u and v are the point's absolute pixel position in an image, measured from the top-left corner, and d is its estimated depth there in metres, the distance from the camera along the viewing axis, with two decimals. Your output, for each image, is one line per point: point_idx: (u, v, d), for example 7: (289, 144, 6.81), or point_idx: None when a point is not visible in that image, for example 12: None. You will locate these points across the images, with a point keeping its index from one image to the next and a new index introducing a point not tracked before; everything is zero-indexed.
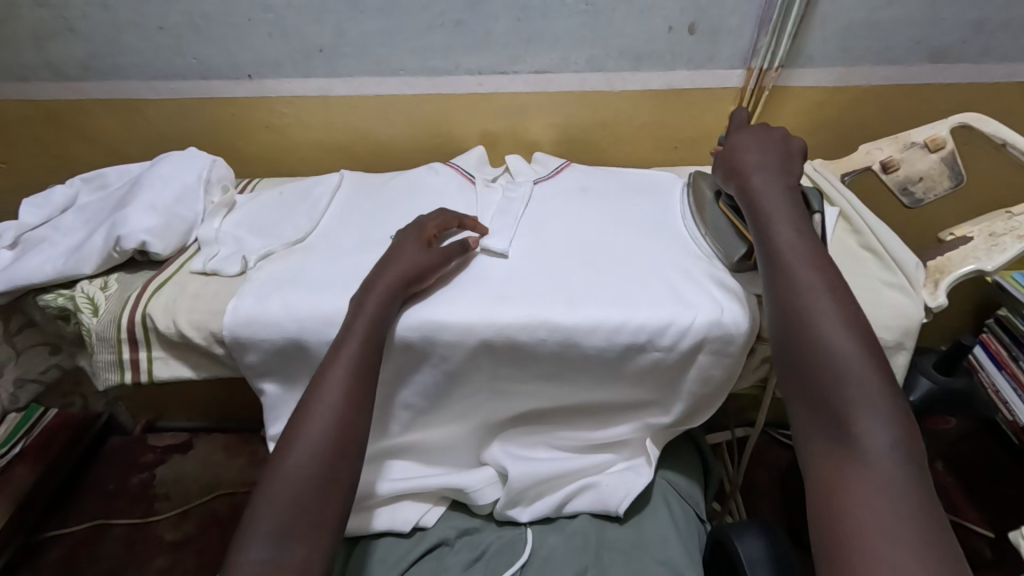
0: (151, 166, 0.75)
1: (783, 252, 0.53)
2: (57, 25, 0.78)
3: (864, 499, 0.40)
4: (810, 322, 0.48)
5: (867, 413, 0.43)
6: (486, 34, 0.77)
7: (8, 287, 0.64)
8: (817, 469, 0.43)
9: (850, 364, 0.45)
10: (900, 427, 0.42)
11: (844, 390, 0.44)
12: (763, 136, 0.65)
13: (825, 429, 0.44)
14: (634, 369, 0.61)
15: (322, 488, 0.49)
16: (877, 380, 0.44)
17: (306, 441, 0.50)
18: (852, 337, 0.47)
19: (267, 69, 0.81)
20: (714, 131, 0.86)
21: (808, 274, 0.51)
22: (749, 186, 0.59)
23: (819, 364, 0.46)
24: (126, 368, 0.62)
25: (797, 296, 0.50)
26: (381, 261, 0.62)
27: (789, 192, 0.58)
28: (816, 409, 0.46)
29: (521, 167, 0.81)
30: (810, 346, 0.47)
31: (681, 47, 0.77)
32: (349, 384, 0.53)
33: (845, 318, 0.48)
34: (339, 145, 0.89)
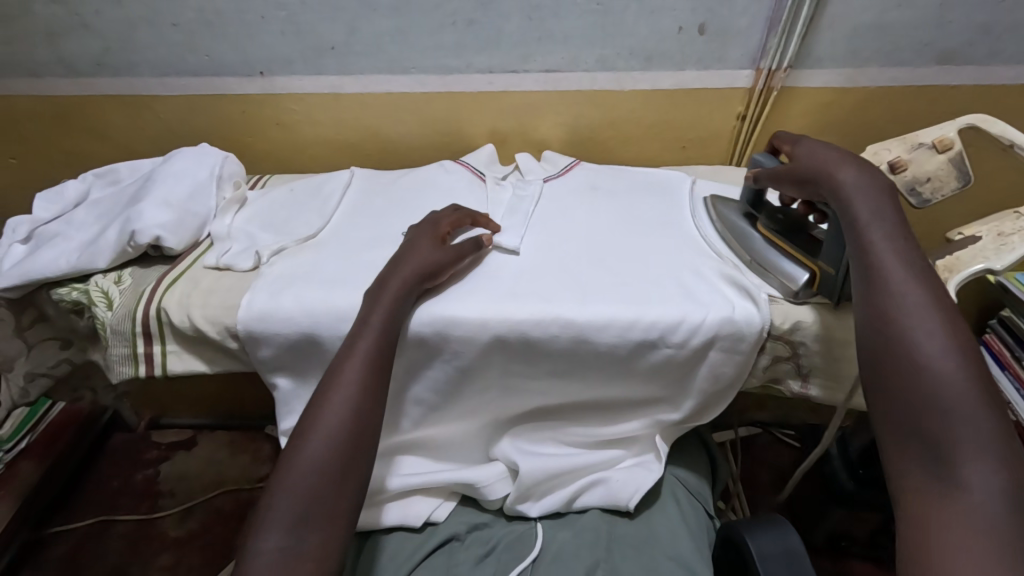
0: (163, 162, 0.75)
1: (881, 265, 0.50)
2: (70, 21, 0.79)
3: (966, 536, 0.39)
4: (912, 345, 0.46)
5: (974, 451, 0.41)
6: (497, 33, 0.78)
7: (22, 281, 0.64)
8: (911, 499, 0.43)
9: (956, 395, 0.43)
10: (1007, 465, 0.41)
11: (946, 422, 0.43)
12: (848, 138, 0.61)
13: (923, 461, 0.43)
14: (646, 365, 0.61)
15: (338, 479, 0.49)
16: (980, 411, 0.43)
17: (321, 433, 0.51)
18: (957, 363, 0.45)
19: (279, 66, 0.82)
20: (722, 131, 0.87)
21: (911, 291, 0.48)
22: (841, 187, 0.55)
23: (919, 391, 0.44)
24: (140, 362, 0.62)
25: (895, 312, 0.48)
26: (395, 256, 0.62)
27: (887, 195, 0.54)
28: (913, 438, 0.44)
29: (530, 166, 0.82)
30: (912, 372, 0.45)
31: (691, 47, 0.78)
32: (364, 377, 0.54)
33: (947, 338, 0.46)
34: (349, 143, 0.90)
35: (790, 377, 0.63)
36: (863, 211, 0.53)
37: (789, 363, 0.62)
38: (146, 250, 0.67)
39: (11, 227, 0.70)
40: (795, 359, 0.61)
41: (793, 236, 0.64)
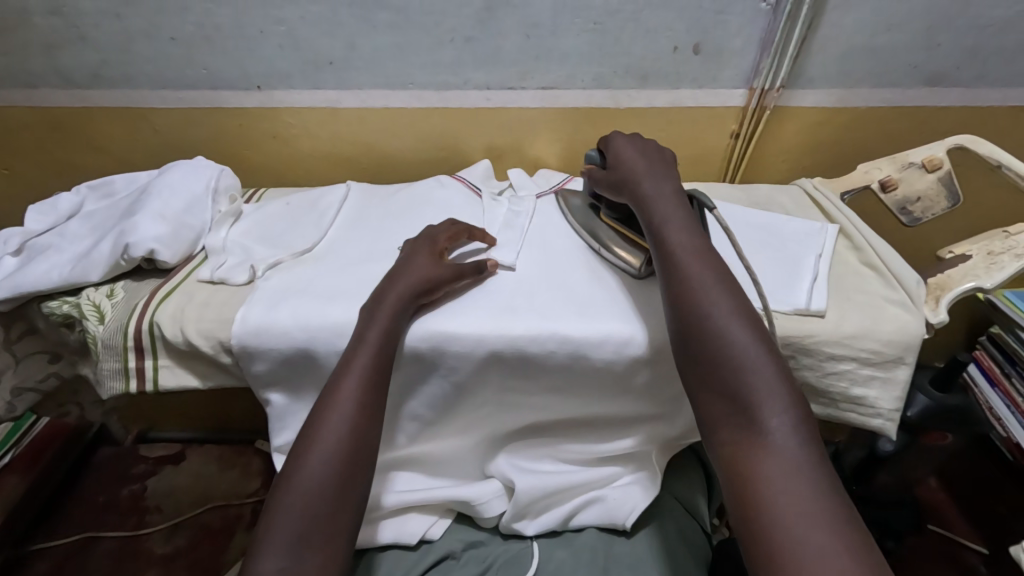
0: (159, 174, 0.75)
1: (678, 251, 0.55)
2: (68, 33, 0.78)
3: (770, 477, 0.41)
4: (705, 317, 0.50)
5: (767, 397, 0.45)
6: (496, 50, 0.78)
7: (13, 294, 0.63)
8: (727, 454, 0.45)
9: (748, 352, 0.47)
10: (791, 401, 0.45)
11: (740, 377, 0.46)
12: (646, 145, 0.68)
13: (731, 417, 0.46)
14: (642, 381, 0.61)
15: (337, 498, 0.49)
16: (766, 362, 0.46)
17: (321, 451, 0.50)
18: (744, 324, 0.49)
19: (278, 80, 0.82)
20: (714, 149, 0.88)
21: (698, 268, 0.53)
22: (638, 195, 0.61)
23: (714, 355, 0.48)
24: (131, 376, 0.62)
25: (691, 290, 0.52)
26: (391, 272, 0.62)
27: (675, 193, 0.61)
28: (716, 396, 0.47)
29: (525, 182, 0.82)
30: (708, 340, 0.49)
31: (686, 66, 0.79)
32: (360, 394, 0.53)
33: (733, 304, 0.50)
34: (345, 155, 0.90)
35: None
36: (660, 210, 0.59)
37: None
38: (139, 263, 0.66)
39: (3, 239, 0.70)
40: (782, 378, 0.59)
41: (633, 221, 0.68)
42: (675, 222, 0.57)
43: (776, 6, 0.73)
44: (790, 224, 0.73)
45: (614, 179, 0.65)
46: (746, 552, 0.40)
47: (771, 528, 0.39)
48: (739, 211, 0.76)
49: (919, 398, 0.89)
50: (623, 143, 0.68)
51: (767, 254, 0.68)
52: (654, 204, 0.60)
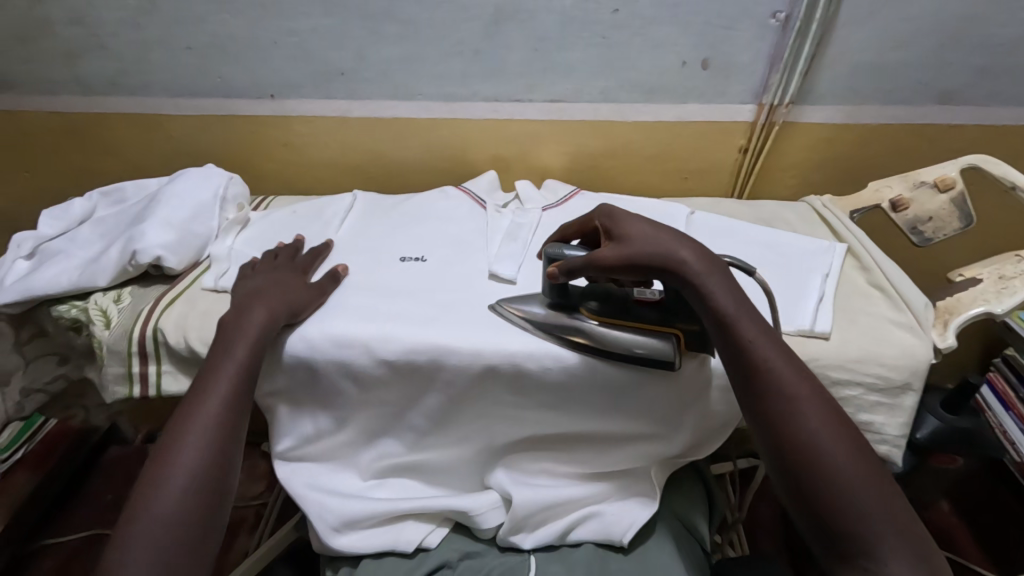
0: (168, 182, 0.76)
1: (769, 363, 0.48)
2: (88, 42, 0.80)
3: None
4: (809, 439, 0.45)
5: (889, 537, 0.41)
6: (503, 63, 0.79)
7: (23, 298, 0.65)
8: None
9: (872, 497, 0.43)
10: (920, 552, 0.41)
11: (869, 531, 0.42)
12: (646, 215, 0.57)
13: (849, 555, 0.42)
14: (640, 399, 0.61)
15: (192, 526, 0.48)
16: (873, 487, 0.43)
17: (181, 461, 0.50)
18: (857, 460, 0.44)
19: (288, 90, 0.83)
20: (723, 163, 0.87)
21: (787, 376, 0.48)
22: (694, 283, 0.51)
23: (838, 503, 0.43)
24: (134, 381, 0.62)
25: (785, 405, 0.47)
26: (257, 293, 0.62)
27: (725, 270, 0.53)
28: (828, 530, 0.43)
29: (530, 194, 0.82)
30: (826, 482, 0.44)
31: (694, 81, 0.79)
32: (220, 417, 0.53)
33: (829, 419, 0.46)
34: (353, 164, 0.90)
35: None
36: (727, 301, 0.50)
37: None
38: (147, 269, 0.67)
39: (17, 243, 0.72)
40: None
41: (628, 309, 0.60)
42: (752, 321, 0.50)
43: (785, 23, 0.72)
44: (796, 242, 0.72)
45: (642, 259, 0.52)
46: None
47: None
48: (744, 228, 0.75)
49: (928, 420, 0.86)
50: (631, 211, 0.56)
51: (775, 274, 0.68)
52: (713, 289, 0.51)
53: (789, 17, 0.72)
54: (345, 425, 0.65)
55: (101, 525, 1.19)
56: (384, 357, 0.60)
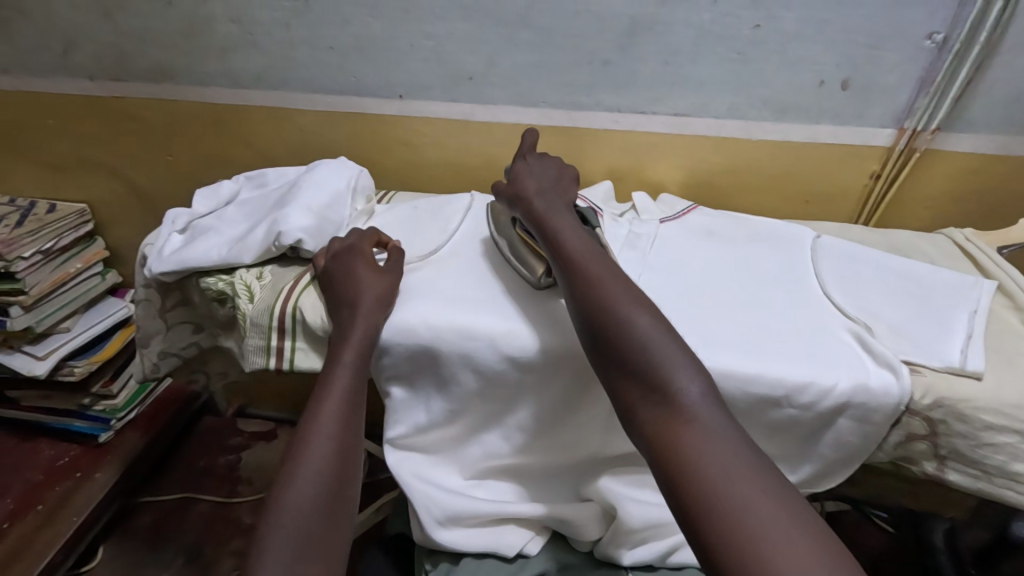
0: (307, 170, 0.82)
1: (578, 260, 0.60)
2: (241, 39, 0.86)
3: (696, 437, 0.47)
4: (611, 309, 0.55)
5: (677, 366, 0.51)
6: (633, 75, 0.79)
7: (178, 268, 0.71)
8: (649, 428, 0.49)
9: (660, 340, 0.53)
10: (705, 381, 0.51)
11: (659, 366, 0.51)
12: (539, 164, 0.74)
13: (644, 394, 0.51)
14: (766, 422, 0.59)
15: (325, 519, 0.53)
16: (664, 336, 0.53)
17: (313, 461, 0.55)
18: (649, 319, 0.55)
19: (418, 91, 0.86)
20: (849, 190, 0.84)
21: (593, 267, 0.60)
22: (537, 213, 0.67)
23: (633, 350, 0.52)
24: (272, 354, 0.66)
25: (592, 286, 0.57)
26: (342, 290, 0.65)
27: (562, 207, 0.68)
28: (632, 380, 0.52)
29: (646, 207, 0.82)
30: (625, 339, 0.53)
31: (831, 101, 0.77)
32: (342, 418, 0.58)
33: (627, 294, 0.57)
34: (468, 168, 0.93)
35: (926, 459, 0.57)
36: (555, 220, 0.65)
37: (925, 444, 0.56)
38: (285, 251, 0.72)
39: (172, 219, 0.79)
40: (934, 439, 0.56)
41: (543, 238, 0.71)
42: (573, 234, 0.64)
43: (942, 44, 0.70)
44: (939, 274, 0.68)
45: (513, 195, 0.71)
46: (697, 537, 0.43)
47: (722, 502, 0.42)
48: (877, 255, 0.72)
49: None
50: (523, 167, 0.74)
51: (913, 307, 0.64)
52: (545, 215, 0.66)
53: (947, 38, 0.70)
54: (455, 419, 0.66)
55: (196, 489, 1.27)
56: (508, 353, 0.61)
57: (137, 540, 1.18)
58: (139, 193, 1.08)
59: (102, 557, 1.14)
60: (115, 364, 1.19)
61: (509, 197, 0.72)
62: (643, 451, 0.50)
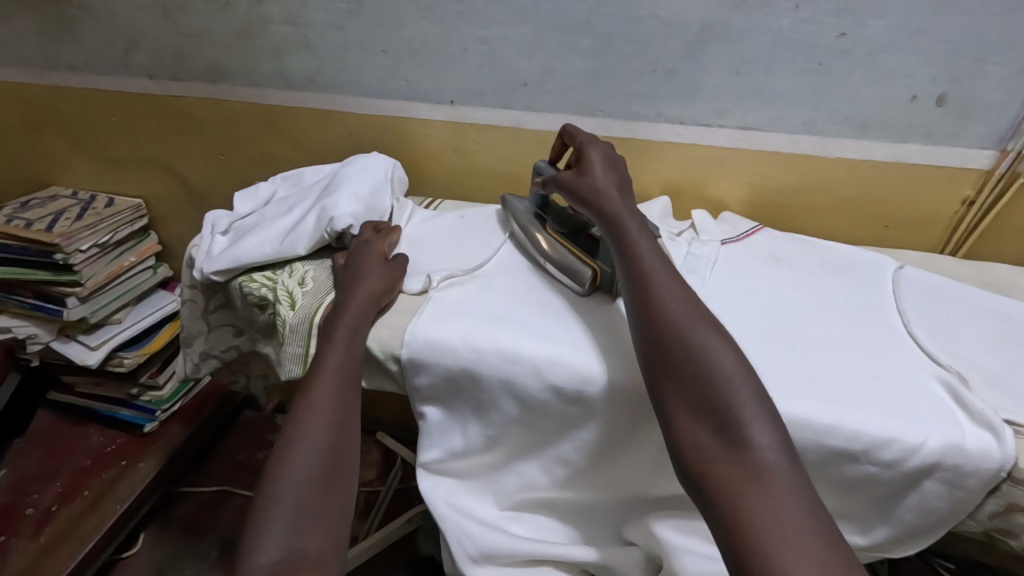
0: (345, 164, 0.81)
1: (651, 275, 0.55)
2: (296, 41, 0.86)
3: (769, 495, 0.41)
4: (686, 335, 0.50)
5: (752, 408, 0.45)
6: (700, 85, 0.73)
7: (231, 265, 0.70)
8: (712, 473, 0.44)
9: (734, 376, 0.47)
10: (781, 430, 0.45)
11: (736, 406, 0.45)
12: (610, 156, 0.67)
13: (710, 435, 0.45)
14: (838, 477, 0.53)
15: (325, 490, 0.50)
16: (741, 374, 0.47)
17: (312, 432, 0.52)
18: (727, 353, 0.49)
19: (470, 97, 0.83)
20: (936, 215, 0.76)
21: (667, 285, 0.54)
22: (610, 212, 0.60)
23: (706, 384, 0.47)
24: (309, 361, 0.63)
25: (663, 306, 0.52)
26: (345, 279, 0.65)
27: (638, 213, 0.62)
28: (697, 415, 0.46)
29: (707, 226, 0.76)
30: (695, 369, 0.48)
31: (922, 118, 0.70)
32: (339, 390, 0.56)
33: (703, 320, 0.51)
34: (518, 178, 0.89)
35: None
36: (633, 226, 0.58)
37: None
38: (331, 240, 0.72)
39: (214, 222, 0.79)
40: None
41: (577, 239, 0.69)
42: (648, 245, 0.58)
43: None
44: None
45: (579, 188, 0.63)
46: None
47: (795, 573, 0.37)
48: (969, 292, 0.64)
49: None
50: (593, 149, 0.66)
51: (1013, 355, 0.57)
52: (621, 219, 0.59)
53: None
54: (493, 446, 0.62)
55: (232, 484, 1.29)
56: (553, 382, 0.57)
57: (175, 530, 1.20)
58: (193, 191, 1.10)
59: (140, 546, 1.16)
60: (162, 356, 1.22)
61: (571, 192, 0.64)
62: (699, 495, 0.44)
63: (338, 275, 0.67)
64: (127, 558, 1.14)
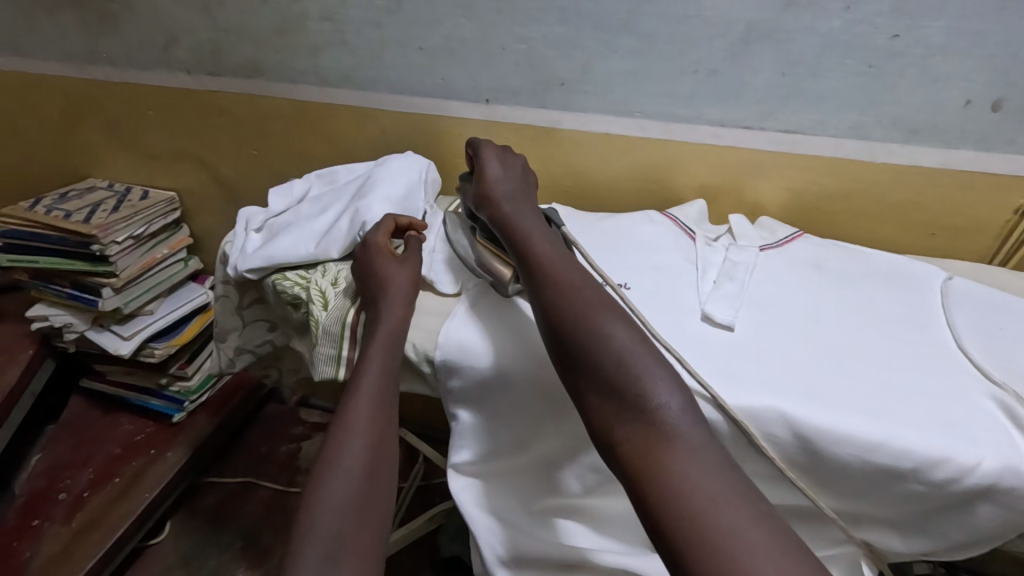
0: (379, 164, 0.81)
1: (549, 264, 0.55)
2: (333, 38, 0.86)
3: (681, 462, 0.41)
4: (586, 315, 0.50)
5: (657, 377, 0.46)
6: (743, 86, 0.72)
7: (264, 264, 0.71)
8: (625, 449, 0.44)
9: (633, 349, 0.48)
10: (685, 395, 0.46)
11: (637, 377, 0.46)
12: (506, 160, 0.69)
13: (619, 411, 0.45)
14: (884, 495, 0.51)
15: (359, 518, 0.49)
16: (640, 346, 0.48)
17: (348, 457, 0.52)
18: (624, 327, 0.49)
19: (506, 95, 0.83)
20: (986, 224, 0.74)
21: (564, 269, 0.54)
22: (505, 214, 0.61)
23: (608, 363, 0.47)
24: (342, 364, 0.64)
25: (562, 291, 0.52)
26: (372, 292, 0.63)
27: (535, 211, 0.63)
28: (607, 394, 0.46)
29: (744, 232, 0.74)
30: (598, 348, 0.48)
31: (976, 124, 0.67)
32: (374, 413, 0.55)
33: (601, 298, 0.52)
34: (552, 179, 0.87)
35: None
36: (527, 226, 0.59)
37: None
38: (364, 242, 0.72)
39: (249, 219, 0.79)
40: None
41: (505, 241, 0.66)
42: (542, 237, 0.59)
43: None
44: None
45: (477, 195, 0.65)
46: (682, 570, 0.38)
47: (717, 533, 0.37)
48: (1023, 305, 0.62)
49: None
50: (491, 156, 0.68)
51: None
52: (516, 220, 0.60)
53: None
54: (526, 450, 0.62)
55: (256, 475, 1.30)
56: None
57: (201, 518, 1.22)
58: (226, 185, 1.11)
59: (167, 533, 1.19)
60: (191, 348, 1.23)
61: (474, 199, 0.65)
62: (619, 472, 0.45)
63: (357, 281, 0.66)
64: (155, 544, 1.17)
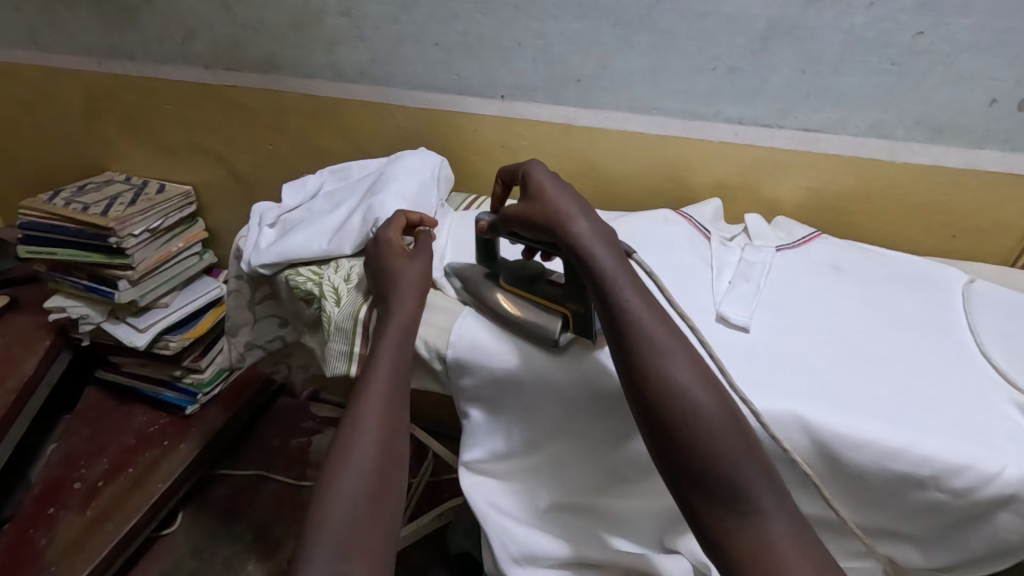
0: (393, 161, 0.81)
1: (637, 323, 0.50)
2: (350, 33, 0.86)
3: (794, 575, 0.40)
4: (686, 396, 0.46)
5: (759, 475, 0.44)
6: (761, 83, 0.71)
7: (277, 259, 0.71)
8: (731, 552, 0.43)
9: (735, 439, 0.45)
10: (785, 495, 0.44)
11: (742, 477, 0.44)
12: (562, 177, 0.61)
13: (722, 508, 0.44)
14: (902, 502, 0.50)
15: (370, 512, 0.49)
16: (740, 435, 0.45)
17: (360, 452, 0.52)
18: (723, 409, 0.46)
19: (521, 92, 0.82)
20: (1009, 226, 0.73)
21: (656, 332, 0.49)
22: (579, 239, 0.54)
23: (712, 456, 0.44)
24: (353, 360, 0.64)
25: (655, 365, 0.48)
26: (384, 290, 0.62)
27: (608, 234, 0.55)
28: (709, 489, 0.44)
29: (761, 232, 0.73)
30: (699, 437, 0.45)
31: (1001, 124, 0.66)
32: (386, 408, 0.55)
33: (698, 371, 0.47)
34: (566, 176, 0.87)
35: None
36: (608, 263, 0.52)
37: None
38: None
39: (263, 215, 0.80)
40: None
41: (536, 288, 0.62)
42: (626, 277, 0.52)
43: None
44: None
45: (538, 217, 0.57)
46: None
47: None
48: None
49: None
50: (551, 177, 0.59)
51: None
52: (595, 252, 0.53)
53: None
54: (537, 449, 0.61)
55: (267, 469, 1.31)
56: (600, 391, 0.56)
57: (213, 510, 1.23)
58: (241, 180, 1.12)
59: (179, 524, 1.20)
60: (204, 342, 1.24)
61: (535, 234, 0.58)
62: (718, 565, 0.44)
63: (369, 279, 0.66)
64: (167, 534, 1.18)
